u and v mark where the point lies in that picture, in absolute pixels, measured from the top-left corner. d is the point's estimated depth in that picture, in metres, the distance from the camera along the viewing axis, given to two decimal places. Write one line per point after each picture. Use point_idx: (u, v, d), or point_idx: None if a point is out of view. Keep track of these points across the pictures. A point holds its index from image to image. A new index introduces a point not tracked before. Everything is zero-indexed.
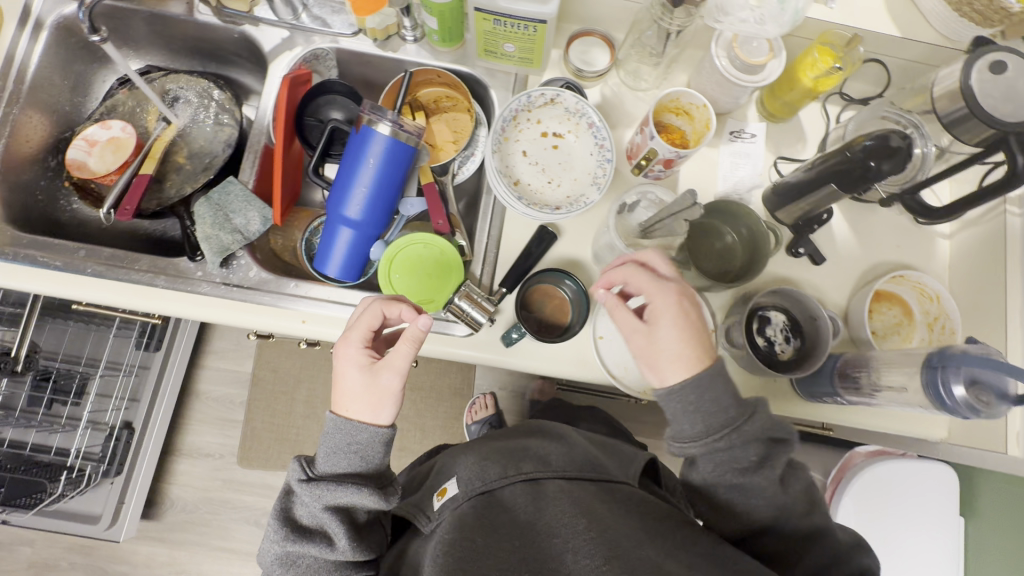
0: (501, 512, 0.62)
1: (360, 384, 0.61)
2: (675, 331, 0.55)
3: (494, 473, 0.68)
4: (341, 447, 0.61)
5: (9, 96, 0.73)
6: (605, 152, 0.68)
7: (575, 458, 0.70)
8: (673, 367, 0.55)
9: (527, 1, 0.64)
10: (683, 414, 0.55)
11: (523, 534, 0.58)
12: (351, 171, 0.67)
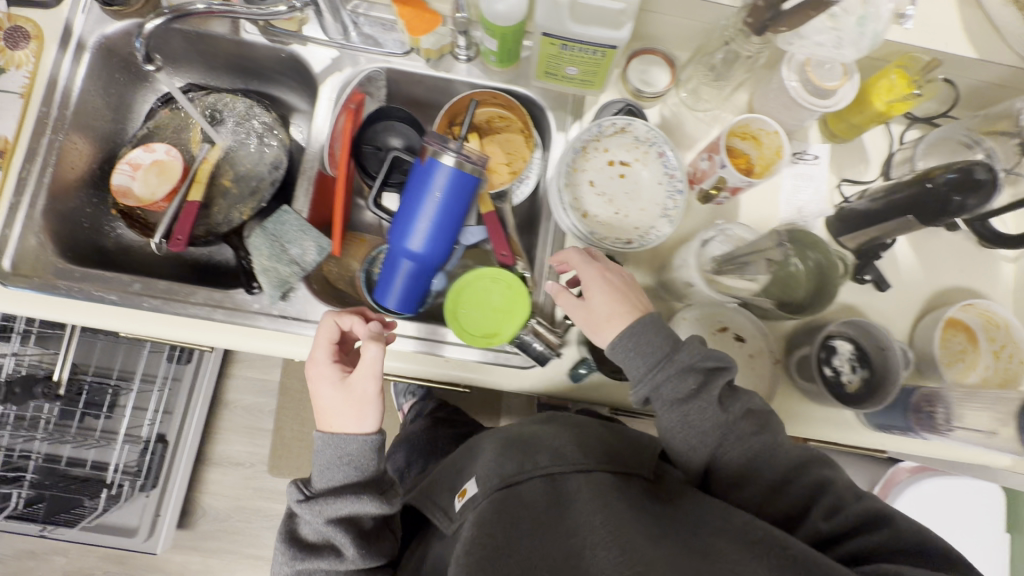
0: (518, 509, 0.54)
1: (336, 395, 0.62)
2: (605, 296, 0.61)
3: (508, 468, 0.60)
4: (335, 470, 0.62)
5: (54, 122, 0.71)
6: (675, 182, 0.66)
7: (598, 441, 0.61)
8: (613, 327, 0.60)
9: (599, 26, 0.62)
10: (629, 363, 0.58)
11: (547, 538, 0.50)
12: (414, 202, 0.66)
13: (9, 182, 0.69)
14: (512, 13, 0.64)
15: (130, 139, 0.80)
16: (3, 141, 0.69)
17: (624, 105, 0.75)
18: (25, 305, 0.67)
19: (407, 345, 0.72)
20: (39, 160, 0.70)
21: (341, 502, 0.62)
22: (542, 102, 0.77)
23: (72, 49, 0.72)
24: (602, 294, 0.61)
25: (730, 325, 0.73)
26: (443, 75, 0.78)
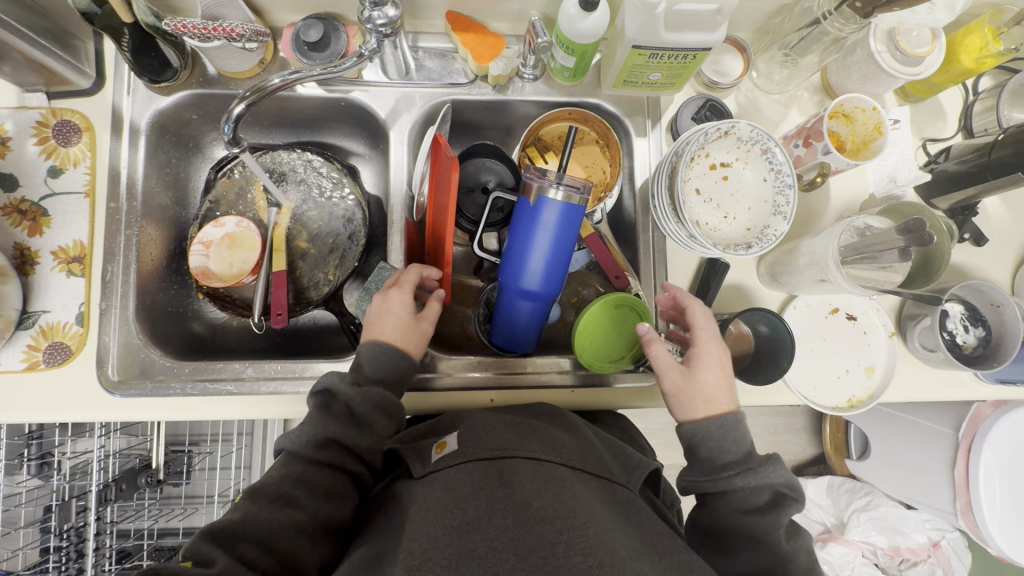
0: (499, 487, 0.52)
1: (405, 321, 0.65)
2: (709, 372, 0.60)
3: (499, 442, 0.57)
4: (384, 366, 0.62)
5: (126, 216, 0.68)
6: (782, 177, 0.64)
7: (589, 445, 0.60)
8: (704, 407, 0.59)
9: (693, 31, 0.59)
10: (705, 445, 0.58)
11: (530, 516, 0.48)
12: (524, 241, 0.63)
13: (94, 288, 0.66)
14: (596, 31, 0.61)
15: (196, 216, 0.77)
16: (79, 247, 0.66)
17: (707, 101, 0.73)
18: (144, 409, 0.65)
19: (529, 383, 0.71)
20: (120, 259, 0.67)
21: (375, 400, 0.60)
22: (615, 109, 0.75)
23: (126, 135, 0.68)
24: (709, 373, 0.60)
25: (840, 306, 0.74)
26: (509, 97, 0.75)
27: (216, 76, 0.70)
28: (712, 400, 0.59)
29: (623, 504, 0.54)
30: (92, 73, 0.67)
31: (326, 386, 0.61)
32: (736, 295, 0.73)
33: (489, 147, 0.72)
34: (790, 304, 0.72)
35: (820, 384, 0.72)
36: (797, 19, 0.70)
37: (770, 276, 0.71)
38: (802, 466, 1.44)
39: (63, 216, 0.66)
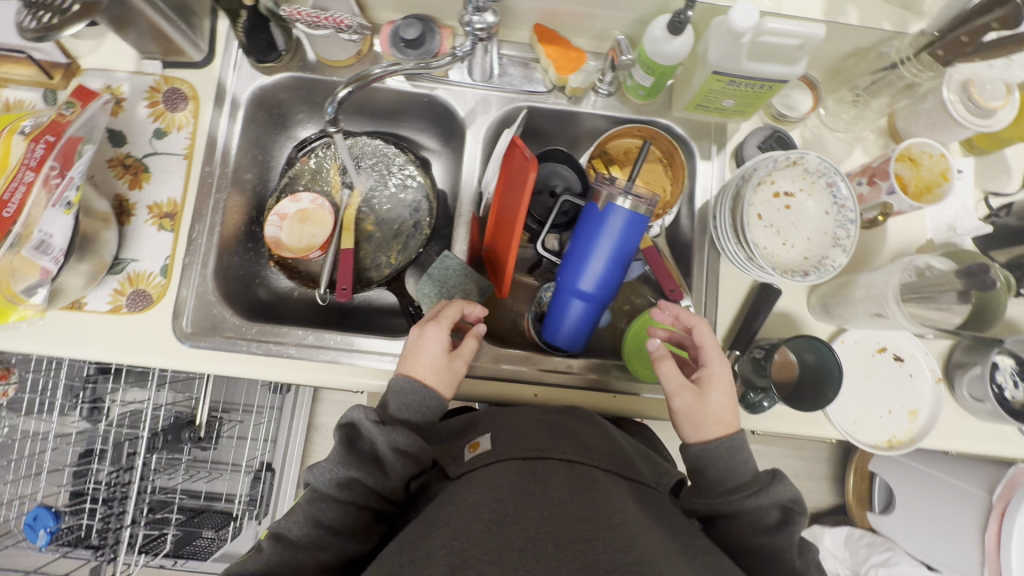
0: (534, 486, 0.52)
1: (438, 360, 0.65)
2: (719, 394, 0.61)
3: (531, 444, 0.59)
4: (412, 401, 0.63)
5: (218, 181, 0.73)
6: (845, 212, 0.66)
7: (621, 453, 0.62)
8: (715, 430, 0.60)
9: (774, 62, 0.62)
10: (716, 466, 0.59)
11: (565, 510, 0.49)
12: (586, 245, 0.66)
13: (180, 244, 0.70)
14: (679, 54, 0.65)
15: (274, 190, 0.81)
16: (172, 204, 0.71)
17: (773, 132, 0.75)
18: (210, 361, 0.69)
19: (572, 384, 0.73)
20: (207, 219, 0.72)
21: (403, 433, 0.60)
22: (683, 131, 0.78)
23: (226, 108, 0.74)
24: (720, 395, 0.62)
25: (888, 345, 0.74)
26: (582, 110, 0.78)
27: (315, 63, 0.76)
28: (723, 425, 0.60)
29: (657, 508, 0.54)
30: (204, 49, 0.73)
31: (353, 418, 0.62)
32: (785, 323, 0.74)
33: (561, 154, 0.75)
34: (838, 337, 0.73)
35: (861, 421, 0.72)
36: (872, 62, 0.72)
37: (822, 307, 0.71)
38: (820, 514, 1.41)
39: (161, 175, 0.71)
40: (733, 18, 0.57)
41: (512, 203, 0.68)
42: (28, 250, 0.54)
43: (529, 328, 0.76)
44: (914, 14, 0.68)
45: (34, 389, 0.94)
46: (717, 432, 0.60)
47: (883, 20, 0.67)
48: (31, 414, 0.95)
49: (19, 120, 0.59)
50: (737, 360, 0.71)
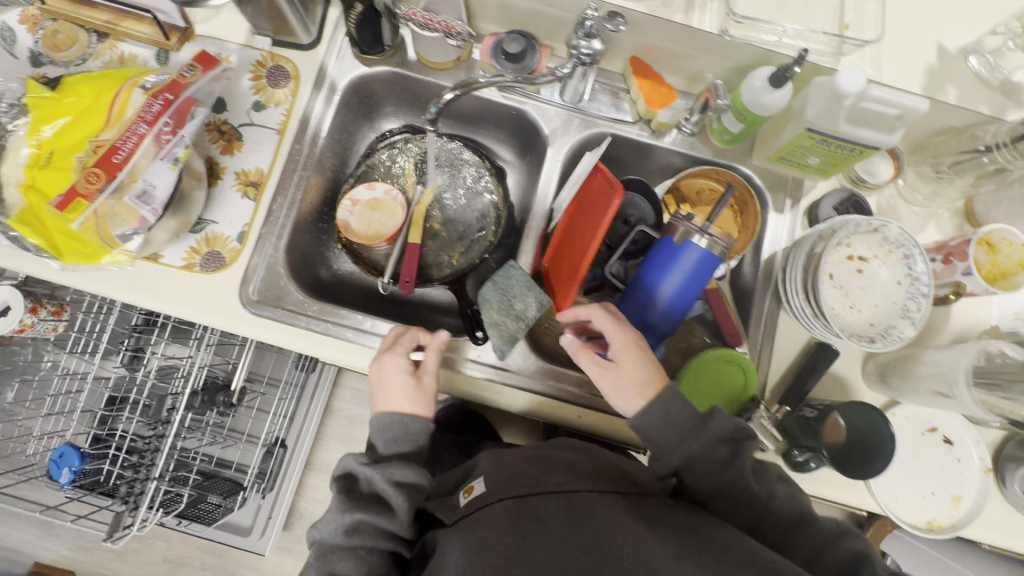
0: (532, 521, 0.53)
1: (407, 387, 0.67)
2: (635, 362, 0.63)
3: (526, 479, 0.60)
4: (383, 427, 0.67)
5: (304, 159, 0.75)
6: (918, 285, 0.66)
7: (613, 474, 0.62)
8: (642, 397, 0.62)
9: (871, 128, 0.62)
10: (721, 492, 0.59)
11: (573, 542, 0.49)
12: (655, 276, 0.67)
13: (259, 213, 0.72)
14: (774, 106, 0.66)
15: (351, 175, 0.84)
16: (258, 174, 0.73)
17: (850, 196, 0.75)
18: (269, 330, 0.70)
19: (614, 412, 0.72)
20: (289, 194, 0.74)
21: (409, 470, 0.65)
22: (760, 180, 0.78)
23: (324, 91, 0.76)
24: (634, 362, 0.64)
25: (938, 426, 0.73)
26: (662, 145, 0.79)
27: (414, 63, 0.78)
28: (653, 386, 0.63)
29: (656, 518, 0.54)
30: (313, 33, 0.76)
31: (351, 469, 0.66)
32: (837, 385, 0.73)
33: (641, 185, 0.77)
34: (888, 409, 0.72)
35: (901, 497, 0.71)
36: (961, 142, 0.73)
37: (878, 376, 0.71)
38: None
39: (252, 145, 0.73)
40: (840, 80, 0.59)
41: (586, 230, 0.68)
42: (130, 198, 0.59)
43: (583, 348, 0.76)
44: (1014, 102, 0.68)
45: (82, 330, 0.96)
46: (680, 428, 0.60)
47: (982, 103, 0.68)
48: (75, 353, 0.97)
49: (142, 75, 0.62)
50: (785, 415, 0.70)
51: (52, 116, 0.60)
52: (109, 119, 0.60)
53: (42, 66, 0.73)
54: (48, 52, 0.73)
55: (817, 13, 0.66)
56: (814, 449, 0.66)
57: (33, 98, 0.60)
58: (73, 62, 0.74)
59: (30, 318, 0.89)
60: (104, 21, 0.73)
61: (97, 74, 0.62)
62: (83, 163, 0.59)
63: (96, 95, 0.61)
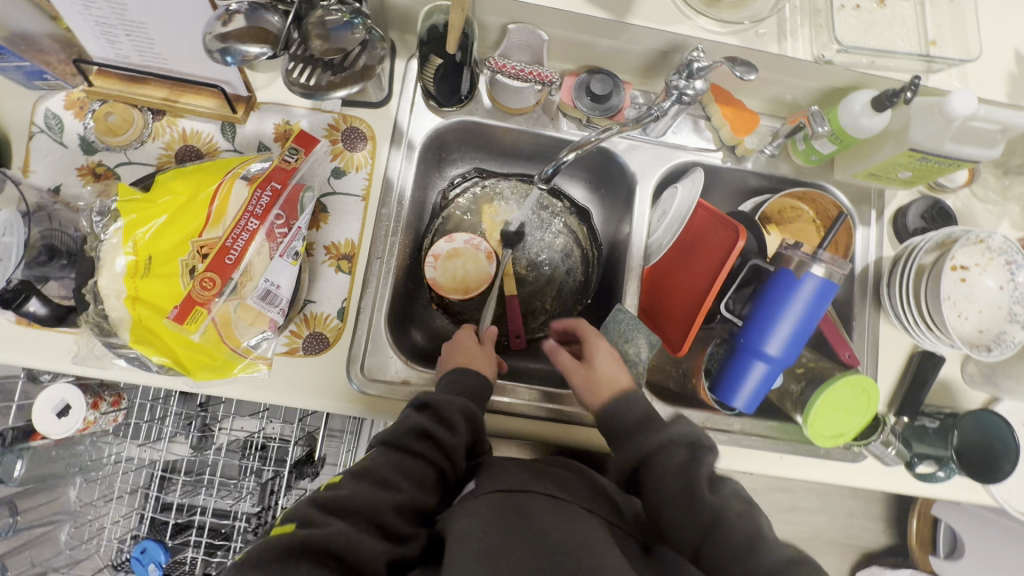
0: (515, 516, 0.50)
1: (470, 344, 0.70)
2: (606, 359, 0.67)
3: (512, 477, 0.55)
4: (461, 377, 0.63)
5: (393, 222, 0.72)
6: (1021, 290, 0.69)
7: (600, 496, 0.59)
8: (602, 400, 0.64)
9: (975, 144, 0.63)
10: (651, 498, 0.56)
11: (549, 552, 0.46)
12: (776, 308, 0.66)
13: (356, 286, 0.69)
14: (873, 128, 0.66)
15: (429, 230, 0.81)
16: (350, 246, 0.69)
17: (934, 203, 0.77)
18: (383, 409, 0.67)
19: (737, 443, 0.72)
20: (382, 261, 0.70)
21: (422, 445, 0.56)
22: (845, 197, 0.79)
23: (403, 149, 0.73)
24: (603, 360, 0.67)
25: None
26: (744, 168, 0.79)
27: (489, 109, 0.75)
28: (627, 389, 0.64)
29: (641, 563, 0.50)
30: (384, 89, 0.72)
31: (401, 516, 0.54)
32: (942, 388, 0.75)
33: (741, 216, 0.76)
34: (993, 406, 0.74)
35: (1014, 488, 0.73)
36: None
37: (984, 376, 0.72)
38: (877, 555, 1.38)
39: (339, 215, 0.70)
40: (952, 103, 0.60)
41: (695, 271, 0.69)
42: (255, 300, 0.57)
43: (695, 376, 0.75)
44: None
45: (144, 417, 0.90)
46: (661, 433, 0.59)
47: None
48: (138, 441, 0.92)
49: (244, 164, 0.59)
50: (905, 426, 0.71)
51: (148, 218, 0.55)
52: (209, 218, 0.55)
53: (96, 153, 0.68)
54: (103, 138, 0.66)
55: (904, 31, 0.66)
56: (937, 456, 0.70)
57: (126, 202, 0.55)
58: (130, 145, 0.68)
59: (94, 414, 0.81)
60: (161, 99, 0.67)
61: (188, 168, 0.58)
62: (192, 268, 0.55)
63: (193, 190, 0.56)
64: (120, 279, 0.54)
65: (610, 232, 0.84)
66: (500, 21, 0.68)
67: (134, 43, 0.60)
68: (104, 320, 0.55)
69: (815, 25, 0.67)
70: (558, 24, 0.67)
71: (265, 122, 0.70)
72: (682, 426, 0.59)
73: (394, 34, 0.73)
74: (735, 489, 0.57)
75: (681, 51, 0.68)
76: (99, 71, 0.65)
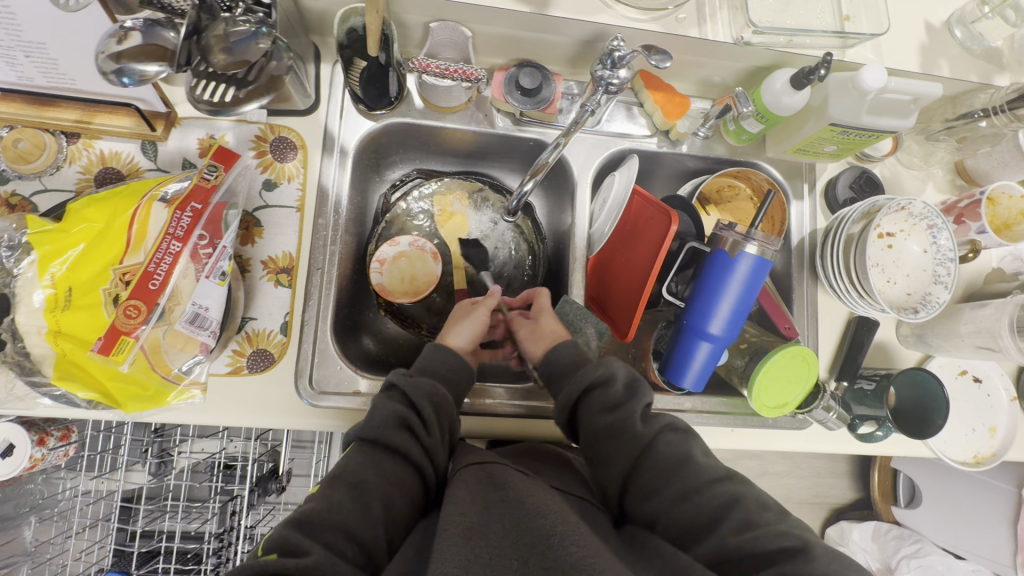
0: (492, 490, 0.49)
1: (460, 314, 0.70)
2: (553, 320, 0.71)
3: (481, 455, 0.55)
4: (437, 355, 0.62)
5: (333, 229, 0.70)
6: (944, 251, 0.71)
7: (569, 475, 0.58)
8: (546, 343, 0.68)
9: (891, 115, 0.65)
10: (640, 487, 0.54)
11: (523, 513, 0.45)
12: (711, 292, 0.67)
13: (298, 299, 0.67)
14: (794, 106, 0.68)
15: (373, 234, 0.80)
16: (288, 259, 0.68)
17: (862, 172, 0.80)
18: (335, 420, 0.66)
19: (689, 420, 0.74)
20: (322, 271, 0.68)
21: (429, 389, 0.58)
22: (778, 173, 0.81)
23: (336, 156, 0.72)
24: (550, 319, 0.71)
25: (968, 368, 0.79)
26: (680, 152, 0.80)
27: (422, 109, 0.75)
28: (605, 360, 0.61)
29: (608, 531, 0.51)
30: (310, 95, 0.70)
31: (388, 380, 0.58)
32: (877, 350, 0.78)
33: (677, 200, 0.78)
34: (925, 364, 0.78)
35: (949, 439, 0.77)
36: (955, 109, 0.77)
37: (916, 336, 0.76)
38: (844, 510, 1.41)
39: (274, 228, 0.68)
40: (864, 78, 0.61)
41: (635, 254, 0.69)
42: (183, 325, 0.55)
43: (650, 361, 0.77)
44: (997, 67, 0.74)
45: (96, 448, 0.88)
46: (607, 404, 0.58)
47: (970, 73, 0.73)
48: (93, 474, 0.89)
49: (159, 186, 0.57)
50: (845, 390, 0.75)
51: (62, 249, 0.53)
52: (128, 243, 0.54)
53: (7, 181, 0.64)
54: (12, 165, 0.63)
55: (819, 8, 0.67)
56: (876, 417, 0.72)
57: (38, 234, 0.53)
58: (44, 172, 0.65)
59: (41, 450, 0.76)
60: (74, 122, 0.63)
61: (102, 195, 0.57)
62: (115, 296, 0.53)
63: (110, 217, 0.55)
64: (38, 314, 0.52)
65: (557, 224, 0.84)
66: (422, 19, 0.67)
67: (36, 64, 0.56)
68: (24, 358, 0.53)
69: (732, 7, 0.67)
70: (479, 20, 0.66)
71: (188, 137, 0.68)
72: (635, 398, 0.58)
73: (315, 39, 0.71)
74: (700, 451, 0.55)
75: (604, 39, 0.69)
76: (3, 96, 0.61)
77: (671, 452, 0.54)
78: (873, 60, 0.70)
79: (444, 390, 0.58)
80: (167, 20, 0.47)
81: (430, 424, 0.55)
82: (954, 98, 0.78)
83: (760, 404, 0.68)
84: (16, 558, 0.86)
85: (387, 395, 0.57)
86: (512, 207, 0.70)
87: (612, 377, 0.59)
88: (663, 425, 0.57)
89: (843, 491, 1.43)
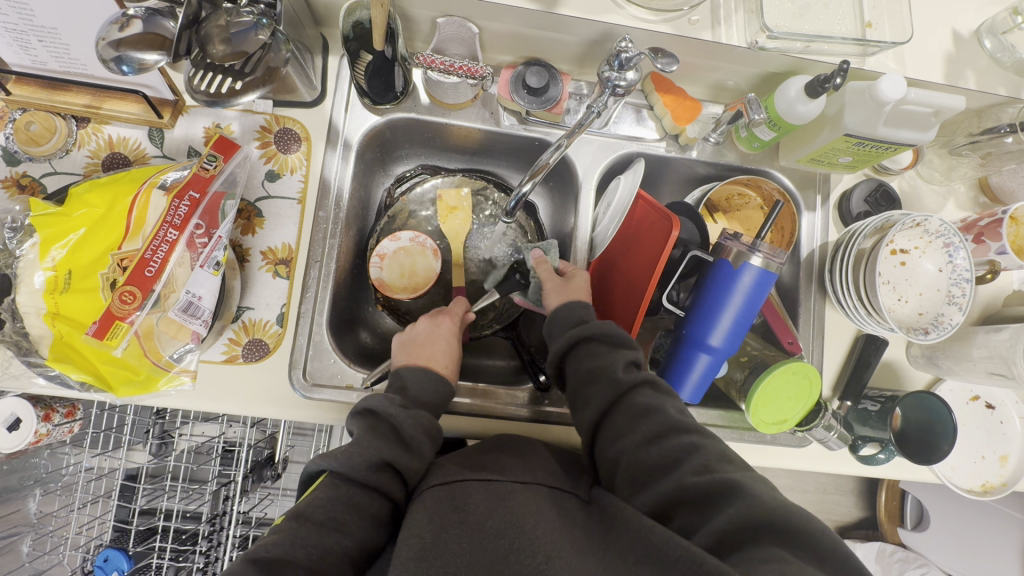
0: (451, 510, 0.49)
1: (450, 346, 0.67)
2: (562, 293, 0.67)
3: (449, 470, 0.54)
4: (426, 381, 0.61)
5: (334, 222, 0.70)
6: (960, 271, 0.68)
7: (542, 462, 0.58)
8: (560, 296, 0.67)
9: (909, 128, 0.62)
10: (630, 442, 0.53)
11: (482, 535, 0.47)
12: (713, 303, 0.65)
13: (296, 290, 0.68)
14: (808, 115, 0.66)
15: (375, 228, 0.80)
16: (287, 250, 0.68)
17: (879, 185, 0.77)
18: (326, 414, 0.66)
19: None
20: (321, 264, 0.68)
21: (417, 428, 0.55)
22: (790, 182, 0.79)
23: (339, 149, 0.71)
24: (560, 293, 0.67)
25: (980, 394, 0.76)
26: (690, 157, 0.79)
27: (428, 105, 0.74)
28: (565, 333, 0.62)
29: (576, 515, 0.53)
30: (316, 87, 0.70)
31: (371, 406, 0.56)
32: (884, 369, 0.76)
33: (681, 206, 0.76)
34: (935, 387, 0.75)
35: (958, 466, 0.74)
36: (981, 123, 0.74)
37: (926, 358, 0.73)
38: (849, 528, 1.37)
39: (274, 219, 0.68)
40: (882, 88, 0.59)
41: (638, 259, 0.68)
42: (177, 313, 0.56)
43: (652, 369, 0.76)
44: None
45: (98, 427, 0.90)
46: (591, 356, 0.59)
47: (999, 86, 0.70)
48: (96, 451, 0.91)
49: (159, 174, 0.58)
50: (847, 410, 0.73)
51: (63, 233, 0.54)
52: (128, 229, 0.54)
53: (19, 163, 0.65)
54: (24, 147, 0.65)
55: (840, 14, 0.64)
56: (880, 439, 0.70)
57: (39, 217, 0.54)
58: (54, 154, 0.66)
59: (46, 426, 0.76)
60: (84, 106, 0.64)
61: (104, 181, 0.58)
62: (113, 281, 0.54)
63: (110, 202, 0.55)
64: (38, 296, 0.53)
65: (560, 226, 0.83)
66: (429, 14, 0.66)
67: (49, 49, 0.56)
68: (24, 337, 0.54)
69: (747, 9, 0.65)
70: (487, 16, 0.65)
71: (194, 126, 0.69)
72: (619, 354, 0.59)
73: (324, 32, 0.71)
74: (676, 409, 0.55)
75: (612, 39, 0.67)
76: (18, 79, 0.62)
77: (646, 403, 0.55)
78: (895, 69, 0.67)
79: (433, 420, 0.58)
80: (168, 8, 0.48)
81: (418, 453, 0.55)
82: (980, 112, 0.75)
83: (760, 422, 0.67)
84: (19, 529, 0.88)
85: (370, 423, 0.54)
86: (509, 209, 0.70)
87: (576, 365, 0.60)
88: (642, 377, 0.57)
89: (849, 511, 1.39)
